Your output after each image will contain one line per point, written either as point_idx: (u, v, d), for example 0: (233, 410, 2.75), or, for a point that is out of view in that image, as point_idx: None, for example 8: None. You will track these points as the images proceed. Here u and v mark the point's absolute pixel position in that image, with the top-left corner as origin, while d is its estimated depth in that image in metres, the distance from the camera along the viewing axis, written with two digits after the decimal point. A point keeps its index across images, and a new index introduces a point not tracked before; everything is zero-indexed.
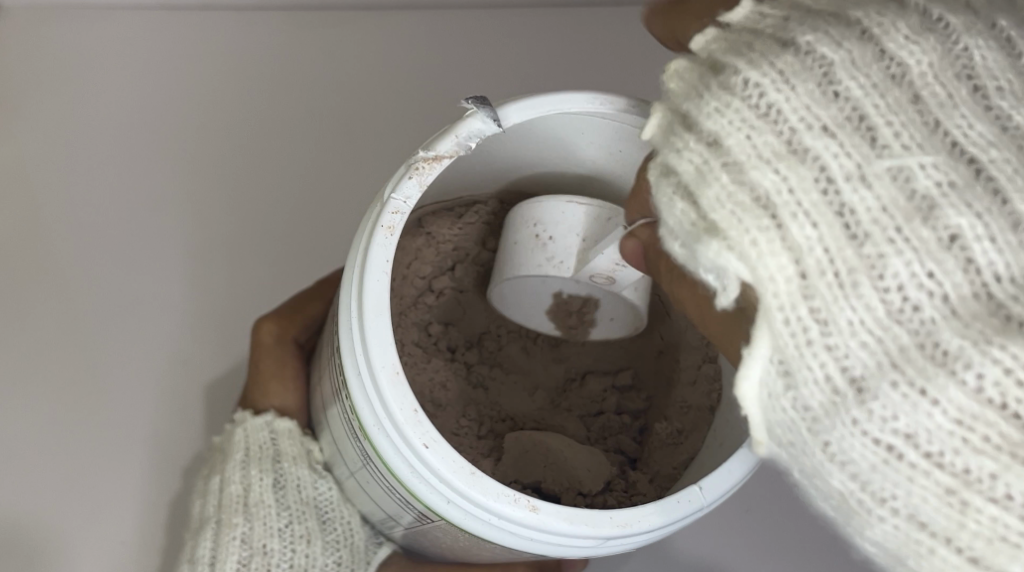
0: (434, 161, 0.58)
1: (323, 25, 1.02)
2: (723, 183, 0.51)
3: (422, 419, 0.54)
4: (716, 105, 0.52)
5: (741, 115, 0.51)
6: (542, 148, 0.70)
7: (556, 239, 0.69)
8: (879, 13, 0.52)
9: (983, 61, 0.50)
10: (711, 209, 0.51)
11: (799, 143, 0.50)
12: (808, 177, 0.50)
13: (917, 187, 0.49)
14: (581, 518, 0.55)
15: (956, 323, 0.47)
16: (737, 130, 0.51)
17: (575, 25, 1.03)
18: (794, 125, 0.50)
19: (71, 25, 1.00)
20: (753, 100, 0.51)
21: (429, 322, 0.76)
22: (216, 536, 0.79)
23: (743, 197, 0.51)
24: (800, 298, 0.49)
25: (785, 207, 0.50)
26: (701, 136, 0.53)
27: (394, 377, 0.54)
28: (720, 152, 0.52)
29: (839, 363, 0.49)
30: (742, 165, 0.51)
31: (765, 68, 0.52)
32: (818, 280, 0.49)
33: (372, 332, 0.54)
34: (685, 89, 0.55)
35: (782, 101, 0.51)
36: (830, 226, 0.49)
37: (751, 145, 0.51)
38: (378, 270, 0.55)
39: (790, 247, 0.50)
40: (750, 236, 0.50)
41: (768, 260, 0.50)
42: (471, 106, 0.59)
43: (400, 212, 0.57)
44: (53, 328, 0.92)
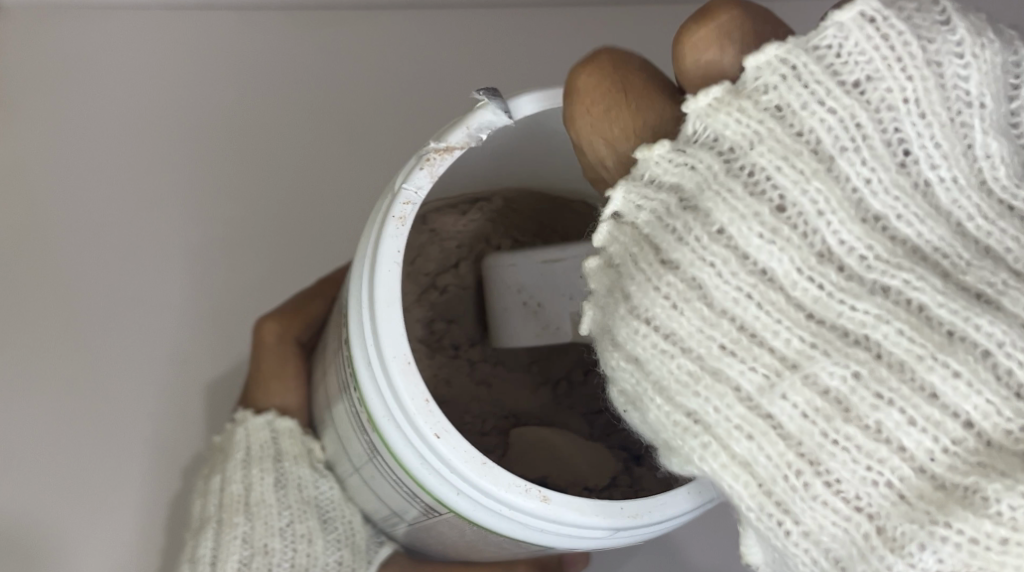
0: (445, 153, 0.58)
1: (325, 24, 1.00)
2: (658, 405, 0.54)
3: (435, 409, 0.54)
4: (625, 335, 0.54)
5: (649, 344, 0.53)
6: (547, 145, 0.69)
7: (544, 305, 0.71)
8: (728, 204, 0.52)
9: (840, 236, 0.51)
10: (660, 428, 0.55)
11: (710, 366, 0.52)
12: (727, 394, 0.52)
13: (828, 386, 0.50)
14: (593, 510, 0.54)
15: (903, 506, 0.49)
16: (652, 359, 0.54)
17: (576, 26, 1.02)
18: (699, 351, 0.52)
19: (69, 24, 0.98)
20: (657, 324, 0.53)
21: (432, 319, 0.77)
22: (217, 535, 0.80)
23: (682, 417, 0.53)
24: (764, 501, 0.52)
25: (717, 425, 0.52)
26: (626, 358, 0.55)
27: (406, 366, 0.54)
28: (645, 375, 0.54)
29: (820, 545, 0.51)
30: (667, 389, 0.53)
31: (653, 302, 0.53)
32: (774, 482, 0.51)
33: (383, 323, 0.54)
34: (602, 305, 0.56)
35: (679, 326, 0.53)
36: (763, 436, 0.51)
37: (669, 373, 0.53)
38: (390, 260, 0.55)
39: (737, 460, 0.52)
40: (697, 455, 0.53)
41: (722, 474, 0.53)
42: (483, 98, 0.58)
43: (412, 202, 0.56)
44: (53, 330, 0.92)
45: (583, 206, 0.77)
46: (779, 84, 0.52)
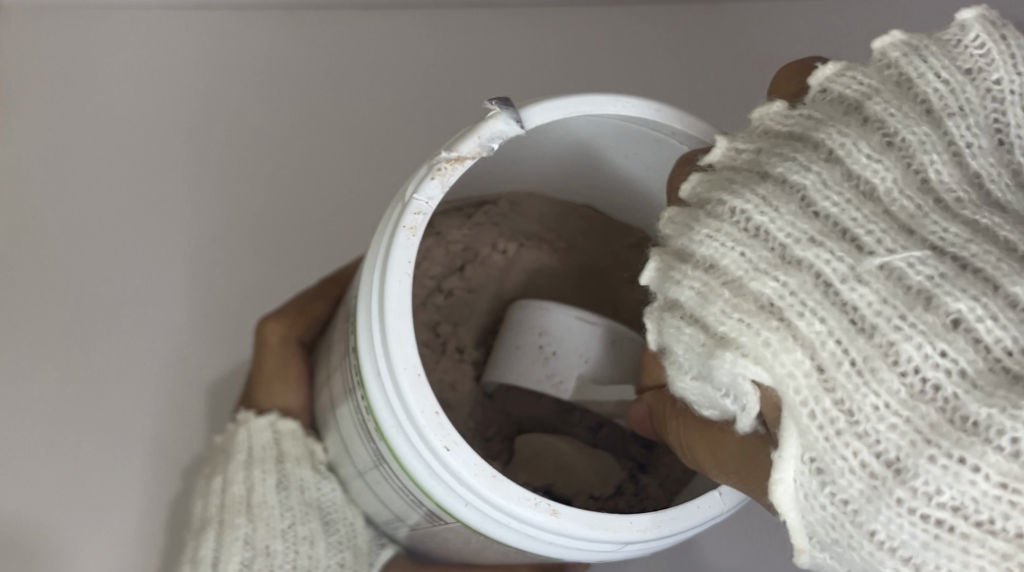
0: (457, 163, 0.57)
1: (323, 23, 1.00)
2: (724, 300, 0.51)
3: (444, 421, 0.53)
4: (706, 232, 0.52)
5: (730, 236, 0.52)
6: (552, 150, 0.69)
7: (560, 355, 0.70)
8: (840, 131, 0.53)
9: (940, 174, 0.51)
10: (719, 325, 0.51)
11: (791, 255, 0.50)
12: (808, 280, 0.50)
13: (913, 280, 0.48)
14: (601, 524, 0.54)
15: (978, 394, 0.46)
16: (729, 251, 0.51)
17: (579, 26, 1.00)
18: (788, 240, 0.50)
19: (69, 25, 0.98)
20: (740, 217, 0.52)
21: (438, 322, 0.76)
22: (219, 537, 0.79)
23: (749, 307, 0.50)
24: (823, 393, 0.49)
25: (791, 309, 0.49)
26: (697, 263, 0.53)
27: (417, 379, 0.54)
28: (715, 273, 0.52)
29: (872, 449, 0.48)
30: (741, 280, 0.51)
31: (746, 194, 0.52)
32: (836, 370, 0.48)
33: (394, 336, 0.54)
34: (677, 227, 0.55)
35: (769, 220, 0.51)
36: (843, 331, 0.49)
37: (746, 262, 0.51)
38: (400, 271, 0.55)
39: (809, 358, 0.49)
40: (761, 338, 0.50)
41: (783, 358, 0.49)
42: (494, 108, 0.58)
43: (422, 212, 0.56)
44: (51, 327, 0.91)
45: (590, 210, 0.76)
46: (901, 59, 0.54)
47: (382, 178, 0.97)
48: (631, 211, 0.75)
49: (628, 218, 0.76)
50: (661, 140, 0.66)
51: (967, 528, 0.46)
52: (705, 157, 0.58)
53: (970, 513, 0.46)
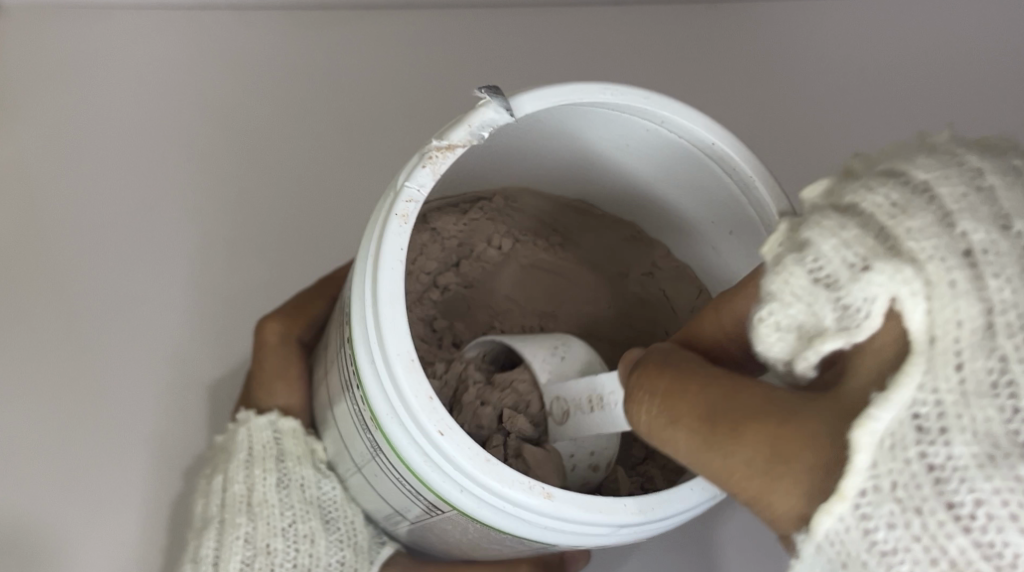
0: (448, 151, 0.58)
1: (321, 24, 1.01)
2: (924, 223, 0.50)
3: (439, 407, 0.54)
4: (939, 164, 0.51)
5: (959, 180, 0.50)
6: (540, 141, 0.70)
7: (563, 358, 0.69)
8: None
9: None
10: (906, 238, 0.50)
11: (1007, 224, 0.49)
12: (1014, 249, 0.49)
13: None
14: (597, 507, 0.55)
15: None
16: (952, 186, 0.50)
17: (573, 25, 1.02)
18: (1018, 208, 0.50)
19: (70, 27, 1.00)
20: (978, 170, 0.51)
21: (434, 317, 0.77)
22: (221, 535, 0.80)
23: (945, 242, 0.49)
24: (990, 349, 0.48)
25: (990, 265, 0.49)
26: (904, 182, 0.51)
27: (411, 365, 0.54)
28: (926, 200, 0.50)
29: (1009, 422, 0.48)
30: (953, 214, 0.50)
31: (986, 156, 0.51)
32: (1006, 340, 0.48)
33: (388, 320, 0.55)
34: (884, 159, 0.54)
35: (1002, 183, 0.50)
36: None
37: (965, 200, 0.50)
38: (392, 261, 0.56)
39: (983, 315, 0.49)
40: (948, 275, 0.49)
41: (957, 303, 0.49)
42: (484, 97, 0.59)
43: (414, 200, 0.57)
44: (52, 326, 0.92)
45: (582, 205, 0.77)
46: None
47: (381, 177, 0.98)
48: (621, 204, 0.76)
49: (622, 211, 0.77)
50: (651, 129, 0.66)
51: None
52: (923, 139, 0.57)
53: None
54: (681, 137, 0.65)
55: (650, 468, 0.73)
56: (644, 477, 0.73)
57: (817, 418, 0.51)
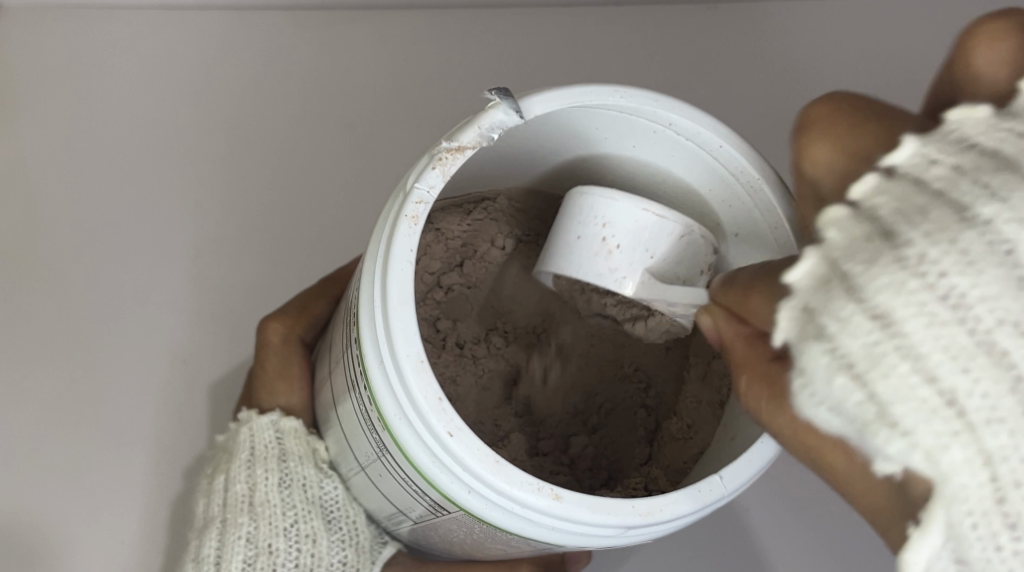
0: (458, 153, 0.59)
1: (323, 24, 1.01)
2: (905, 373, 0.49)
3: (448, 409, 0.54)
4: (901, 280, 0.49)
5: (933, 312, 0.49)
6: (546, 143, 0.70)
7: (622, 249, 0.68)
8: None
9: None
10: (895, 389, 0.49)
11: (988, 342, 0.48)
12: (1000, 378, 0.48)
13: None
14: (604, 508, 0.55)
15: None
16: (924, 321, 0.49)
17: (575, 26, 1.02)
18: (987, 318, 0.48)
19: (72, 27, 0.99)
20: (938, 276, 0.49)
21: (438, 317, 0.75)
22: (223, 534, 0.80)
23: (934, 395, 0.49)
24: (989, 498, 0.49)
25: (980, 411, 0.48)
26: (868, 311, 0.50)
27: (419, 365, 0.54)
28: (901, 344, 0.49)
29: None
30: (925, 355, 0.49)
31: (946, 251, 0.49)
32: (1016, 488, 0.49)
33: (397, 321, 0.55)
34: (853, 253, 0.51)
35: (965, 283, 0.48)
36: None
37: (941, 341, 0.48)
38: (402, 260, 0.56)
39: (983, 454, 0.49)
40: (942, 438, 0.49)
41: (956, 455, 0.49)
42: (494, 98, 0.60)
43: (424, 201, 0.57)
44: (52, 326, 0.92)
45: None
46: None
47: (385, 178, 0.98)
48: None
49: None
50: (658, 132, 0.66)
51: None
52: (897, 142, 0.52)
53: None
54: (686, 140, 0.66)
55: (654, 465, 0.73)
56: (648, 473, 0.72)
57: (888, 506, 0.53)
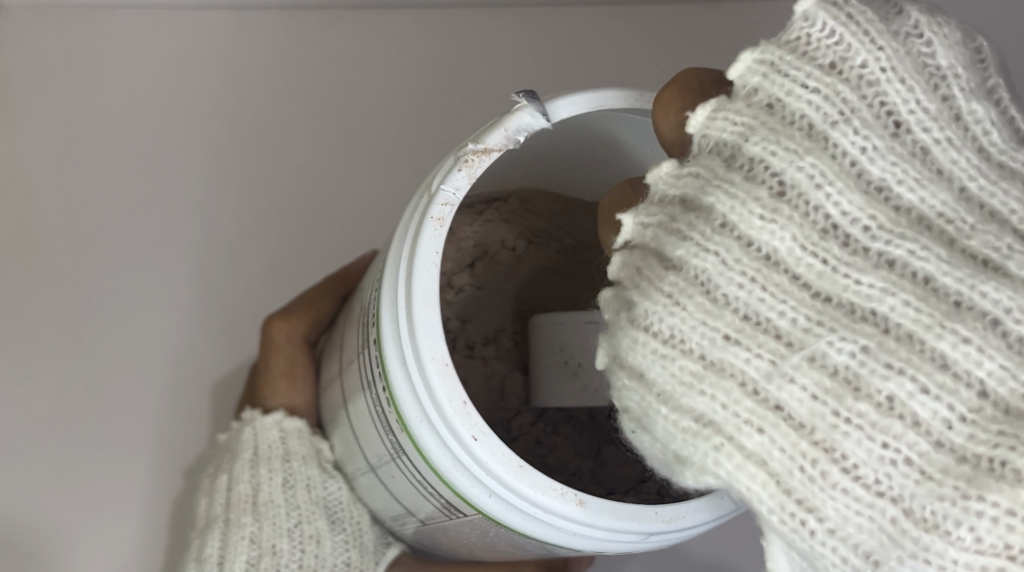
0: (483, 155, 0.58)
1: (323, 23, 0.99)
2: (662, 411, 0.53)
3: (472, 412, 0.54)
4: (628, 341, 0.53)
5: (655, 352, 0.52)
6: (558, 144, 0.69)
7: (584, 365, 0.69)
8: (727, 192, 0.52)
9: (840, 206, 0.51)
10: (666, 431, 0.53)
11: (712, 363, 0.51)
12: (733, 389, 0.51)
13: (889, 252, 0.50)
14: (626, 514, 0.55)
15: (929, 484, 0.47)
16: (655, 366, 0.52)
17: (578, 26, 1.00)
18: (700, 344, 0.51)
19: (69, 24, 0.98)
20: (658, 328, 0.52)
21: (448, 318, 0.77)
22: (225, 535, 0.79)
23: (690, 422, 0.52)
24: (785, 499, 0.50)
25: (728, 423, 0.51)
26: (630, 372, 0.54)
27: (443, 368, 0.54)
28: (650, 387, 0.53)
29: (852, 544, 0.49)
30: (675, 392, 0.52)
31: (654, 297, 0.53)
32: (793, 480, 0.50)
33: (419, 325, 0.54)
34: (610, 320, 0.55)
35: (678, 320, 0.52)
36: (774, 427, 0.50)
37: (671, 376, 0.52)
38: (426, 263, 0.55)
39: (752, 459, 0.50)
40: (709, 458, 0.51)
41: (736, 472, 0.51)
42: (521, 100, 0.59)
43: (450, 203, 0.57)
44: (50, 328, 0.91)
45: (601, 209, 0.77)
46: (762, 82, 0.53)
47: (383, 180, 0.97)
48: None
49: None
50: None
51: None
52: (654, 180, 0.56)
53: None
54: None
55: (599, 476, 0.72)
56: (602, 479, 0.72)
57: None
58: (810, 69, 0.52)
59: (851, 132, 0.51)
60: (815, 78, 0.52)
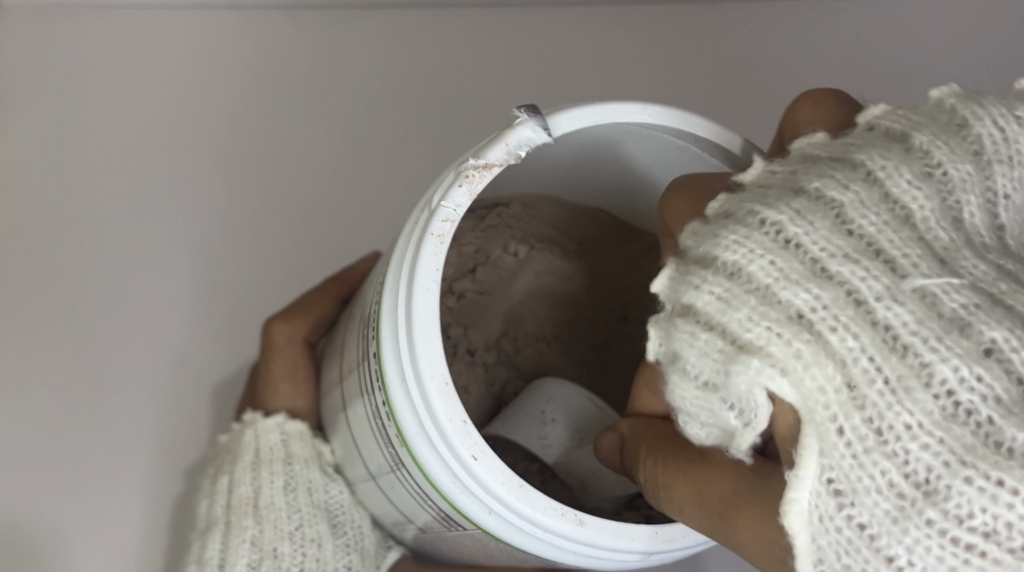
0: (485, 169, 0.57)
1: (323, 22, 0.99)
2: (750, 306, 0.50)
3: (472, 431, 0.53)
4: (733, 237, 0.51)
5: (760, 246, 0.50)
6: (559, 150, 0.68)
7: (556, 422, 0.70)
8: (882, 154, 0.52)
9: (974, 218, 0.51)
10: (742, 330, 0.50)
11: (824, 269, 0.49)
12: (841, 295, 0.49)
13: (1004, 265, 0.50)
14: (626, 534, 0.55)
15: (1015, 420, 0.46)
16: (756, 260, 0.50)
17: (578, 28, 1.00)
18: (818, 251, 0.50)
19: (69, 23, 0.98)
20: (776, 228, 0.51)
21: (449, 324, 0.76)
22: (226, 538, 0.77)
23: (777, 316, 0.49)
24: (851, 408, 0.48)
25: (823, 323, 0.49)
26: (720, 269, 0.51)
27: (444, 387, 0.54)
28: (741, 283, 0.50)
29: (903, 469, 0.47)
30: (770, 288, 0.50)
31: (780, 206, 0.51)
32: (869, 389, 0.48)
33: (422, 341, 0.54)
34: (705, 232, 0.53)
35: (800, 229, 0.50)
36: (867, 333, 0.48)
37: (776, 270, 0.50)
38: (428, 280, 0.55)
39: (835, 358, 0.48)
40: (792, 350, 0.49)
41: (811, 372, 0.48)
42: (522, 116, 0.58)
43: (451, 219, 0.56)
44: (50, 326, 0.90)
45: (603, 214, 0.77)
46: (956, 104, 0.54)
47: (384, 180, 0.97)
48: (641, 208, 0.75)
49: (640, 223, 0.76)
50: (681, 146, 0.66)
51: (999, 553, 0.45)
52: (801, 143, 0.56)
53: (1001, 539, 0.45)
54: (709, 156, 0.65)
55: (553, 478, 0.71)
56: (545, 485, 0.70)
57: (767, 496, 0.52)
58: (1003, 113, 0.53)
59: (1008, 175, 0.52)
60: (1002, 123, 0.53)
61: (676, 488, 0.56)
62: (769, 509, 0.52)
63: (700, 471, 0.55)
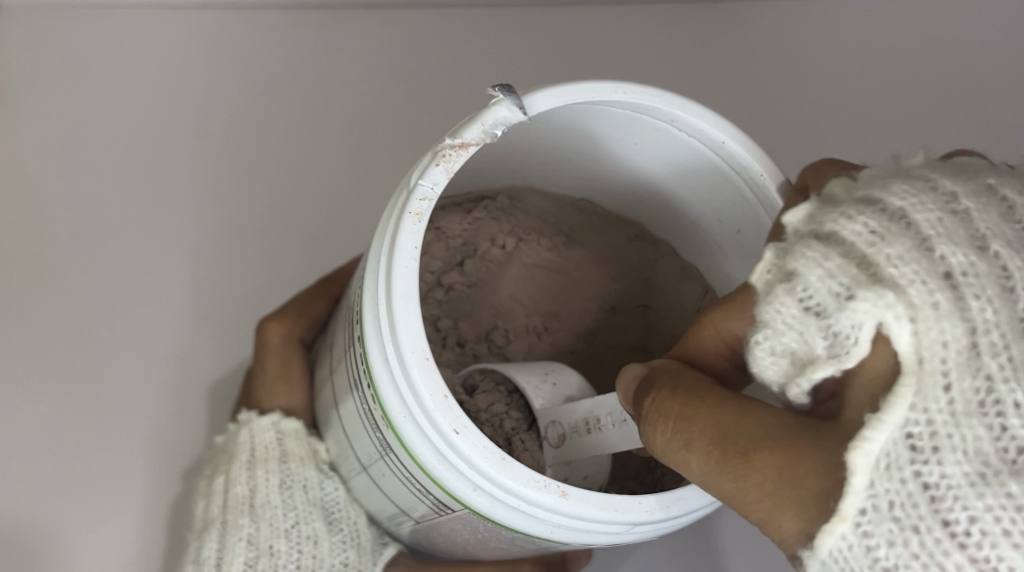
0: (461, 149, 0.59)
1: (322, 23, 1.00)
2: (903, 247, 0.52)
3: (453, 405, 0.55)
4: (907, 188, 0.53)
5: (927, 202, 0.53)
6: (541, 141, 0.69)
7: (558, 382, 0.71)
8: None
9: None
10: (886, 264, 0.52)
11: (985, 244, 0.52)
12: (994, 269, 0.51)
13: None
14: (610, 505, 0.56)
15: None
16: (922, 210, 0.53)
17: (572, 27, 1.01)
18: (984, 228, 0.52)
19: (70, 24, 0.99)
20: (950, 195, 0.53)
21: (439, 316, 0.78)
22: (223, 537, 0.79)
23: (928, 266, 0.51)
24: (967, 370, 0.50)
25: (969, 287, 0.51)
26: (883, 209, 0.53)
27: (424, 361, 0.55)
28: (901, 227, 0.52)
29: (996, 439, 0.50)
30: (929, 239, 0.52)
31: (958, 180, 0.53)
32: (990, 358, 0.50)
33: (400, 317, 0.55)
34: (875, 178, 0.56)
35: (973, 205, 0.52)
36: (1005, 310, 0.51)
37: (939, 224, 0.52)
38: (406, 256, 0.56)
39: (966, 322, 0.51)
40: (930, 299, 0.51)
41: (944, 325, 0.51)
42: (497, 94, 0.59)
43: (428, 198, 0.57)
44: (51, 326, 0.91)
45: (588, 205, 0.77)
46: None
47: (380, 180, 0.98)
48: (627, 196, 0.75)
49: (625, 212, 0.77)
50: (662, 129, 0.66)
51: None
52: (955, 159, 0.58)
53: None
54: (689, 136, 0.65)
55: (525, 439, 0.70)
56: (513, 435, 0.70)
57: (813, 445, 0.54)
58: None
59: None
60: None
61: (696, 426, 0.57)
62: (804, 456, 0.54)
63: (730, 409, 0.56)
